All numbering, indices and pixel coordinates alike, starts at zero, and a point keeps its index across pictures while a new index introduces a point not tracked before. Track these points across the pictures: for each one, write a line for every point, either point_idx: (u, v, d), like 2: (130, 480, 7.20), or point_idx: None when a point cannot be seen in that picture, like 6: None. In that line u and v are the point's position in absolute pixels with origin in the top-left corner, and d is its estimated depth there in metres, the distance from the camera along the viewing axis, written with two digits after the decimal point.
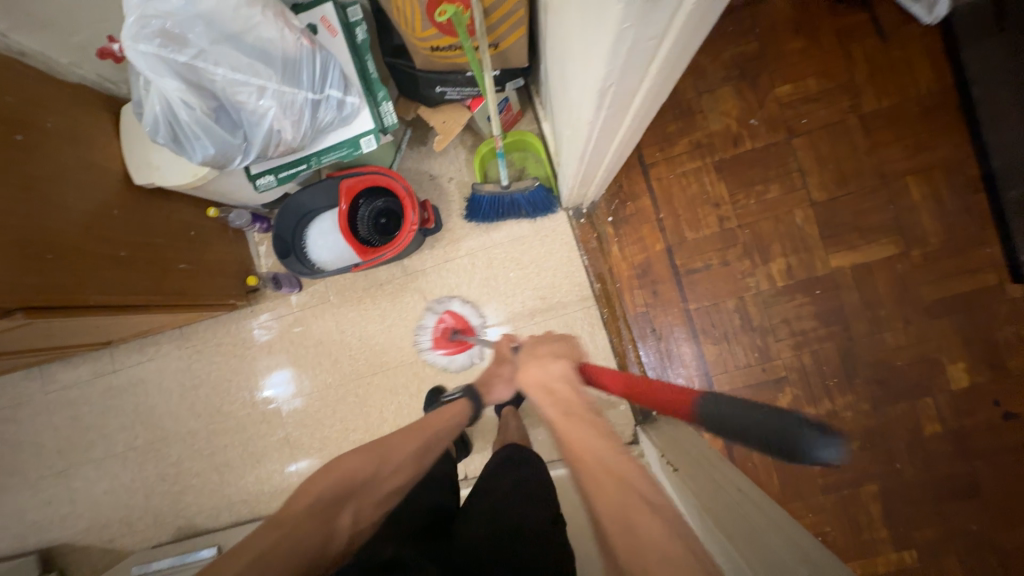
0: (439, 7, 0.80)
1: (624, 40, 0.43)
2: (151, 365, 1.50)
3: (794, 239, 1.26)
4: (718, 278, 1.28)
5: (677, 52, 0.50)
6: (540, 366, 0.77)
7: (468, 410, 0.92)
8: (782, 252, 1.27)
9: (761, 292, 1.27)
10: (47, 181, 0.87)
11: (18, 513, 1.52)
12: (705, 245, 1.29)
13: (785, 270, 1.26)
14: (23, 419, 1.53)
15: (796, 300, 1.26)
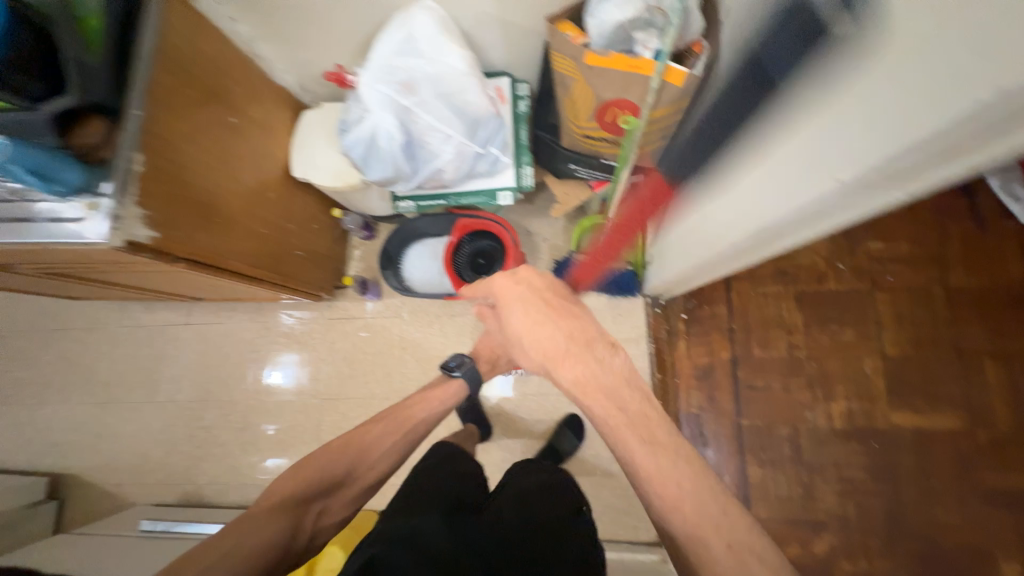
0: (610, 114, 0.95)
1: (829, 195, 0.53)
2: (220, 328, 1.58)
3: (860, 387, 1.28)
4: (777, 402, 1.30)
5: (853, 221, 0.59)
6: (589, 357, 0.79)
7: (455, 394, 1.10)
8: (845, 395, 1.28)
9: (817, 428, 1.28)
10: (237, 157, 1.00)
11: (47, 431, 1.55)
12: (770, 367, 1.32)
13: (846, 415, 1.27)
14: (88, 343, 1.60)
15: (850, 446, 1.26)
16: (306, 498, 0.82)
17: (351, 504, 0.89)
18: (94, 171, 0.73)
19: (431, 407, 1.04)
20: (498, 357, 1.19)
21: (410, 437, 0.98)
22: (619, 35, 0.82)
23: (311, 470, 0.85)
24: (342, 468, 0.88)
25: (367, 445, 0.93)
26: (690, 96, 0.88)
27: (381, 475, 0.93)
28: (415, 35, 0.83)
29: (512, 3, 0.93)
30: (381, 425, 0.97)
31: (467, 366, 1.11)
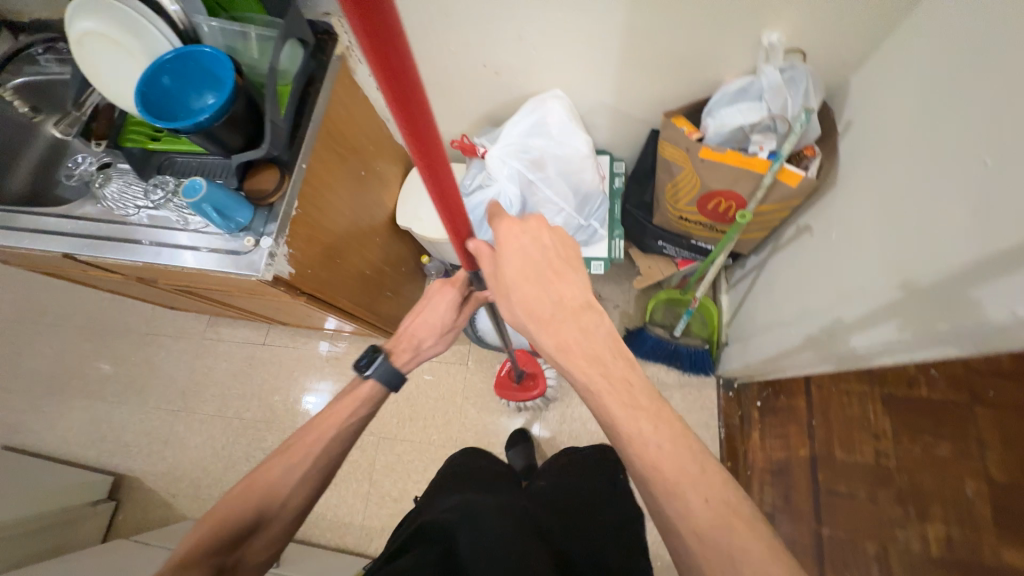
0: (716, 199, 0.99)
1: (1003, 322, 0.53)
2: (294, 352, 1.65)
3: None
4: (864, 514, 1.02)
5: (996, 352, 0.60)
6: (573, 328, 0.58)
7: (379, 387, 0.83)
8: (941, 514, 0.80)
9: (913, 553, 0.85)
10: (359, 205, 1.10)
11: (122, 431, 1.64)
12: (854, 473, 1.02)
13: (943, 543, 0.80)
14: (174, 351, 1.71)
15: None
16: (225, 545, 0.69)
17: (276, 542, 0.73)
18: (259, 211, 0.82)
19: (344, 422, 0.78)
20: (423, 340, 0.89)
21: (326, 459, 0.76)
22: (736, 135, 0.88)
23: (223, 516, 0.70)
24: (250, 515, 0.71)
25: (274, 487, 0.73)
26: (802, 196, 0.90)
27: (303, 508, 0.74)
28: (546, 119, 0.91)
29: (632, 96, 1.01)
30: (283, 458, 0.74)
31: (379, 363, 0.83)
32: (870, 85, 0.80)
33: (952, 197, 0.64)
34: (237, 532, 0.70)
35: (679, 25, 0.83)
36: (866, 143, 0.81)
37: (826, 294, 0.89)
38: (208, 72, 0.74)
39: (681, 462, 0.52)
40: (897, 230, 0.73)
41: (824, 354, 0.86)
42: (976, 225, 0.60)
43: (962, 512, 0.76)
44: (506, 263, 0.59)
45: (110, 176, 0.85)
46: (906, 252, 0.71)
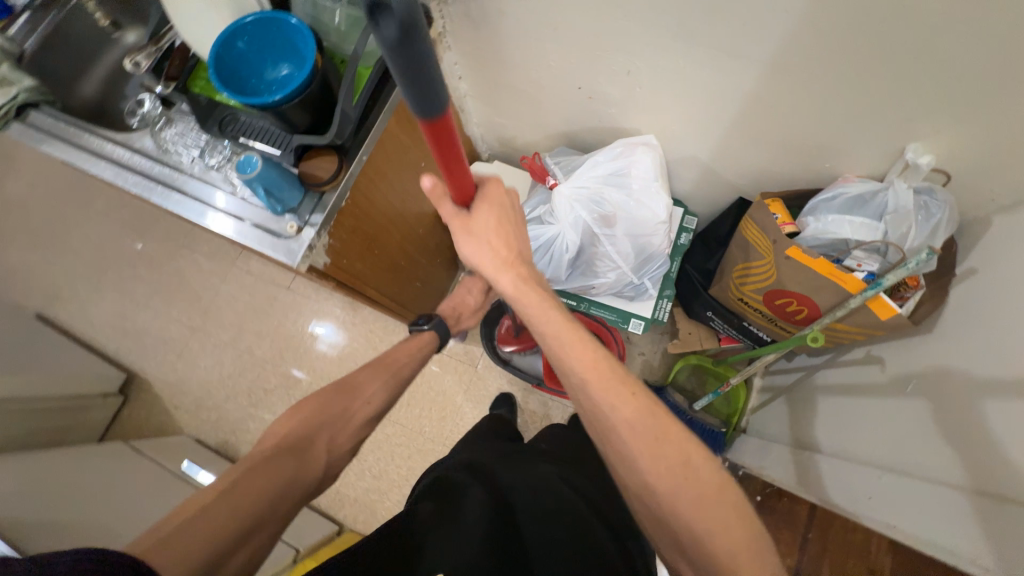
0: (785, 300, 0.90)
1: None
2: (314, 304, 1.65)
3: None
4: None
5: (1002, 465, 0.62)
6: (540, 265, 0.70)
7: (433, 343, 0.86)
8: None
9: None
10: (411, 197, 1.05)
11: (142, 332, 1.71)
12: None
13: None
14: (205, 270, 1.74)
15: None
16: (314, 430, 0.63)
17: (361, 434, 0.68)
18: (308, 195, 0.78)
19: (412, 354, 0.81)
20: (462, 313, 0.97)
21: (403, 374, 0.76)
22: (835, 244, 0.79)
23: (316, 404, 0.66)
24: (340, 404, 0.67)
25: (359, 380, 0.71)
26: (887, 331, 0.80)
27: (383, 407, 0.71)
28: (630, 169, 0.82)
29: (731, 160, 0.90)
30: (373, 367, 0.74)
31: (437, 322, 0.88)
32: (1010, 237, 0.68)
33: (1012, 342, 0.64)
34: (331, 418, 0.65)
35: (812, 108, 0.71)
36: (982, 302, 0.70)
37: (881, 447, 0.80)
38: (290, 44, 0.69)
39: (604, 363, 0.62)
40: (987, 426, 0.64)
41: (869, 508, 0.77)
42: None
43: None
44: (479, 211, 0.67)
45: (172, 120, 0.83)
46: (993, 456, 0.62)
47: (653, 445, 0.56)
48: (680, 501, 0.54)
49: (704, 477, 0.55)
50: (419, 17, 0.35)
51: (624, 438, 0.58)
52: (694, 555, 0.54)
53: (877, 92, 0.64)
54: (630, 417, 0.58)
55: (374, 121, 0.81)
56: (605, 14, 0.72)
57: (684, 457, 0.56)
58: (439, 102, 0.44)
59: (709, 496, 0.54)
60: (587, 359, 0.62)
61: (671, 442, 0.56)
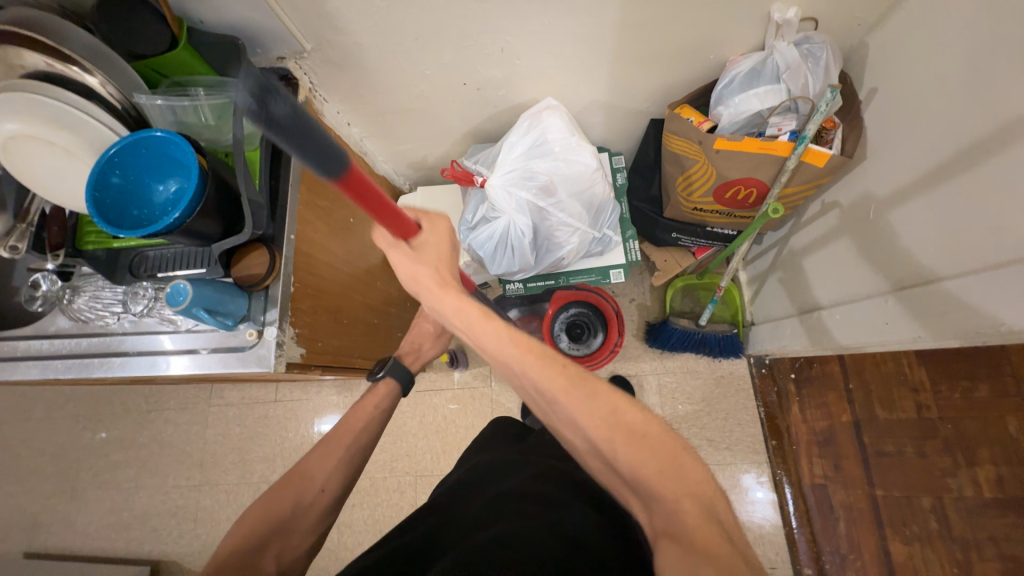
0: (734, 189, 0.93)
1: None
2: (310, 403, 1.56)
3: (1007, 448, 1.04)
4: (912, 470, 1.11)
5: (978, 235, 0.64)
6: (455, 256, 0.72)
7: (394, 391, 0.88)
8: (991, 459, 1.05)
9: (964, 499, 1.05)
10: (355, 256, 1.02)
11: (146, 515, 1.57)
12: (898, 429, 1.14)
13: (996, 483, 1.04)
14: (182, 424, 1.62)
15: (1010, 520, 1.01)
16: (265, 537, 0.66)
17: (319, 527, 0.70)
18: (255, 296, 0.74)
19: (370, 415, 0.83)
20: (422, 345, 0.98)
21: (358, 445, 0.79)
22: (752, 120, 0.82)
23: (262, 512, 0.68)
24: (290, 501, 0.70)
25: (306, 469, 0.74)
26: (829, 176, 0.85)
27: (340, 492, 0.74)
28: (546, 137, 0.84)
29: (628, 89, 0.92)
30: (321, 449, 0.76)
31: (392, 364, 0.90)
32: (893, 48, 0.74)
33: (940, 124, 0.68)
34: (278, 521, 0.68)
35: (676, 10, 0.74)
36: (895, 113, 0.75)
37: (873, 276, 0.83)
38: (163, 158, 0.64)
39: (530, 342, 0.63)
40: (948, 218, 0.68)
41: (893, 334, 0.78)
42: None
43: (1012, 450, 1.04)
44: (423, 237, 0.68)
45: (78, 287, 0.76)
46: (972, 232, 0.65)
47: (588, 405, 0.58)
48: (616, 454, 0.56)
49: (631, 419, 0.58)
50: (301, 108, 0.40)
51: (564, 403, 0.59)
52: (636, 484, 0.55)
53: None
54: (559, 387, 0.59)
55: (286, 197, 0.77)
56: (457, 6, 0.72)
57: (610, 408, 0.58)
58: (338, 164, 0.46)
59: (643, 431, 0.57)
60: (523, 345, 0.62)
61: (599, 395, 0.59)
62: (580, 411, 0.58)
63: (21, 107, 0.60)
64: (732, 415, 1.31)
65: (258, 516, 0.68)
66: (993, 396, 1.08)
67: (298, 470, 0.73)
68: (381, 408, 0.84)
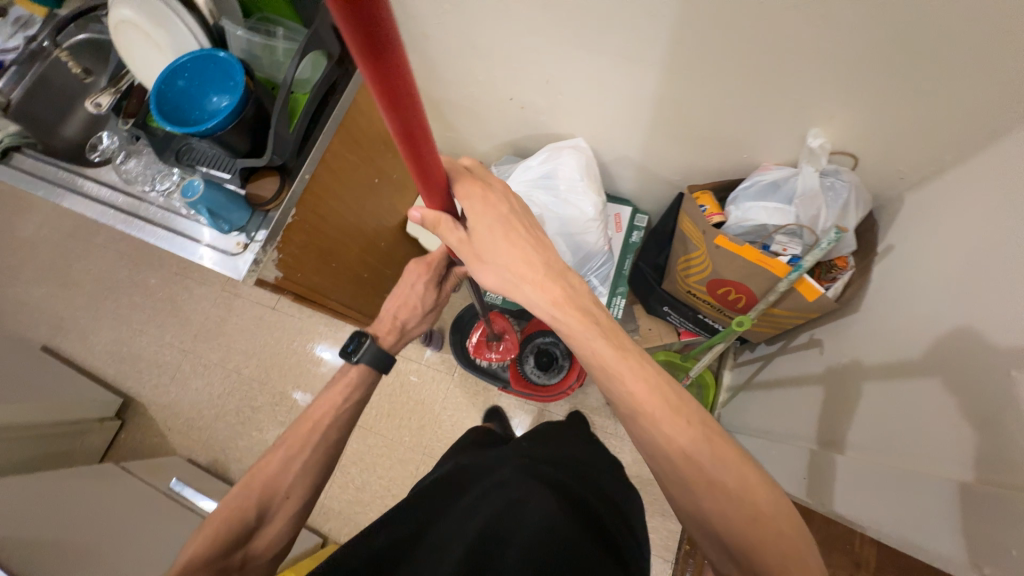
0: (724, 289, 0.91)
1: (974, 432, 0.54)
2: (299, 323, 1.70)
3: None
4: None
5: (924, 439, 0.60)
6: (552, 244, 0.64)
7: (371, 374, 0.79)
8: None
9: None
10: (368, 212, 1.11)
11: (139, 357, 1.78)
12: None
13: None
14: (196, 295, 1.82)
15: None
16: (228, 546, 0.62)
17: (288, 532, 0.68)
18: (255, 214, 0.83)
19: (339, 408, 0.74)
20: (408, 320, 0.86)
21: (327, 443, 0.72)
22: (757, 231, 0.81)
23: (224, 517, 0.64)
24: (253, 508, 0.65)
25: (271, 474, 0.68)
26: (818, 312, 0.82)
27: (307, 496, 0.69)
28: (556, 172, 0.89)
29: (661, 157, 0.93)
30: (284, 449, 0.70)
31: (366, 348, 0.78)
32: (925, 214, 0.70)
33: (935, 308, 0.64)
34: (242, 531, 0.64)
35: (718, 102, 0.74)
36: (902, 279, 0.72)
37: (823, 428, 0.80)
38: (221, 77, 0.74)
39: (662, 394, 0.55)
40: (899, 407, 0.66)
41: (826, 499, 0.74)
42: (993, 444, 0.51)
43: None
44: (489, 210, 0.59)
45: (130, 153, 0.90)
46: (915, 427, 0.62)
47: (714, 474, 0.51)
48: (728, 518, 0.50)
49: (759, 500, 0.50)
50: None
51: (680, 471, 0.53)
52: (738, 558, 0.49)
53: (771, 83, 0.66)
54: (685, 446, 0.53)
55: (315, 142, 0.86)
56: (515, 31, 0.77)
57: (744, 486, 0.51)
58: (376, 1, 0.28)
59: (766, 511, 0.50)
60: (643, 388, 0.55)
61: (736, 468, 0.51)
62: (700, 468, 0.52)
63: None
64: (659, 504, 1.31)
65: (223, 515, 0.64)
66: None
67: (265, 470, 0.68)
68: (357, 390, 0.77)
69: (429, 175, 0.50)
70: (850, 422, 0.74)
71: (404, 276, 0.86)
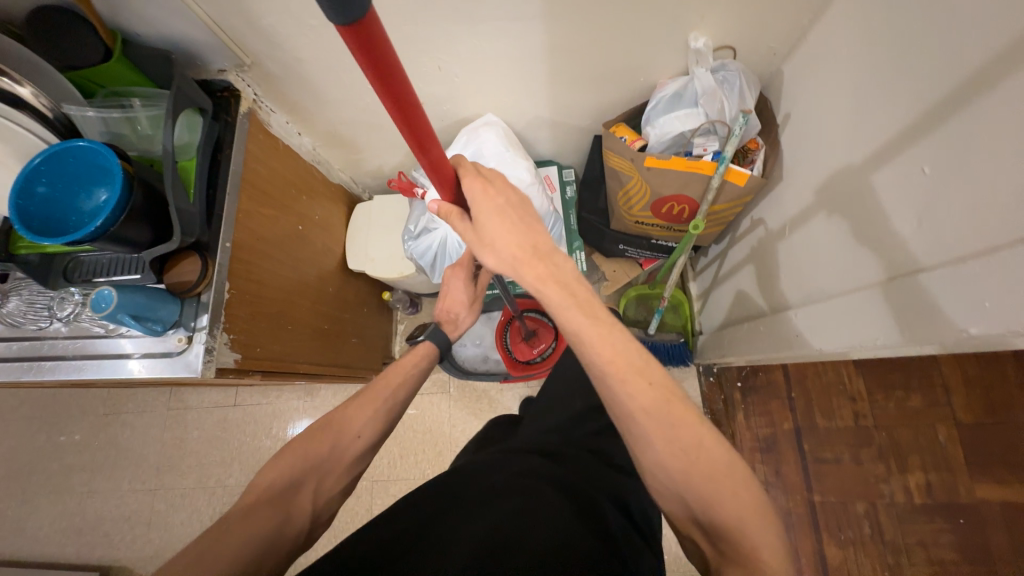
0: (668, 205, 0.97)
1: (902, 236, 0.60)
2: (269, 408, 1.56)
3: (934, 455, 0.99)
4: (848, 477, 1.08)
5: (868, 257, 0.67)
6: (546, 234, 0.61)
7: (431, 355, 0.79)
8: (919, 465, 1.00)
9: (895, 503, 1.01)
10: (303, 262, 1.03)
11: (99, 519, 1.55)
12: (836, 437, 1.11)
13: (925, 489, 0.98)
14: (140, 427, 1.61)
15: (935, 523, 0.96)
16: (297, 480, 0.59)
17: (349, 478, 0.64)
18: (187, 303, 0.75)
19: (409, 372, 0.74)
20: (459, 313, 0.88)
21: (396, 400, 0.70)
22: (677, 141, 0.87)
23: (299, 453, 0.61)
24: (326, 444, 0.63)
25: (342, 416, 0.66)
26: (751, 194, 0.90)
27: (373, 443, 0.67)
28: (482, 150, 0.92)
29: (568, 107, 0.96)
30: (358, 396, 0.69)
31: (434, 331, 0.82)
32: (801, 76, 0.79)
33: (837, 145, 0.73)
34: (313, 463, 0.61)
35: (599, 36, 0.77)
36: (805, 137, 0.80)
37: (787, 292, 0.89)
38: (90, 169, 0.65)
39: (628, 358, 0.57)
40: (836, 242, 0.74)
41: (798, 347, 0.82)
42: (916, 238, 0.58)
43: (941, 460, 0.98)
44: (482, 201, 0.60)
45: (8, 292, 0.76)
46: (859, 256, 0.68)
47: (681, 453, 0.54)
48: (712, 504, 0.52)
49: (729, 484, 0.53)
50: None
51: (648, 437, 0.55)
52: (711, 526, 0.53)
53: (640, 2, 0.71)
54: (648, 411, 0.55)
55: (224, 206, 0.78)
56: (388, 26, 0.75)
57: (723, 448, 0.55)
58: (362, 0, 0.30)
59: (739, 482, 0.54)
60: (618, 364, 0.56)
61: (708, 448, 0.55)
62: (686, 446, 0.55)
63: None
64: None
65: (290, 459, 0.61)
66: (924, 406, 1.02)
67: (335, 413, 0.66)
68: (417, 364, 0.76)
69: (438, 173, 0.54)
70: (808, 276, 0.82)
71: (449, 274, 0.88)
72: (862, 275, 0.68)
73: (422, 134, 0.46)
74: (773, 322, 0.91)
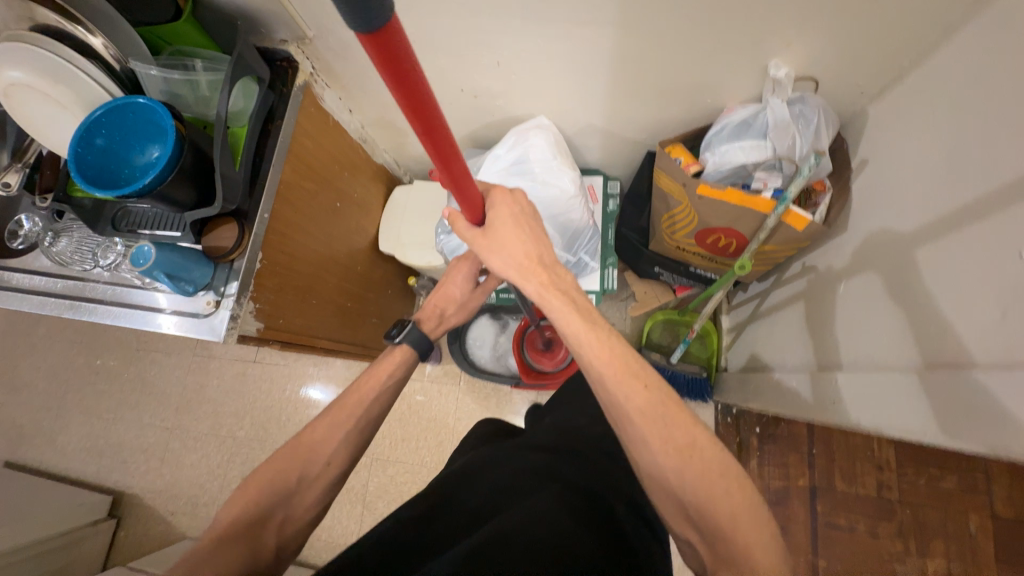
0: (714, 236, 0.92)
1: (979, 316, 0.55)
2: (286, 369, 1.61)
3: (962, 544, 0.95)
4: (860, 550, 1.01)
5: (932, 329, 0.61)
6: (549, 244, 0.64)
7: (410, 359, 0.77)
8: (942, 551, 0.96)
9: None
10: (336, 238, 1.04)
11: (120, 446, 1.64)
12: (853, 505, 1.05)
13: None
14: (167, 366, 1.69)
15: None
16: (264, 511, 0.61)
17: (321, 503, 0.65)
18: (219, 267, 0.77)
19: (382, 385, 0.73)
20: (446, 308, 0.86)
21: (369, 415, 0.70)
22: (737, 172, 0.82)
23: (264, 480, 0.62)
24: (293, 472, 0.63)
25: (310, 441, 0.66)
26: (809, 239, 0.84)
27: (346, 466, 0.67)
28: (527, 154, 0.89)
29: (625, 119, 0.91)
30: (331, 417, 0.68)
31: (411, 330, 0.79)
32: (888, 121, 0.72)
33: (917, 204, 0.66)
34: (281, 491, 0.62)
35: (672, 52, 0.73)
36: (880, 187, 0.73)
37: (830, 350, 0.82)
38: (146, 126, 0.67)
39: (625, 360, 0.58)
40: (898, 309, 0.67)
41: (836, 413, 0.76)
42: (996, 327, 0.52)
43: (968, 551, 0.94)
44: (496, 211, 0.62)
45: (60, 231, 0.80)
46: (924, 330, 0.62)
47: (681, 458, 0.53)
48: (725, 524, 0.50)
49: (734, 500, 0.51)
50: None
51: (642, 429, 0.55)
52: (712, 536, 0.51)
53: (723, 21, 0.65)
54: (642, 410, 0.55)
55: (267, 176, 0.79)
56: (454, 16, 0.72)
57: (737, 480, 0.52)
58: (387, 11, 0.28)
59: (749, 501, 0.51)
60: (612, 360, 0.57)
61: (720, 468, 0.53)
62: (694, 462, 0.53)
63: (19, 57, 0.63)
64: None
65: (262, 480, 0.62)
66: (959, 489, 0.98)
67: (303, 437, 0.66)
68: (394, 373, 0.74)
69: (461, 189, 0.53)
70: (858, 336, 0.75)
71: (451, 268, 0.87)
72: (924, 351, 0.61)
73: (443, 146, 0.44)
74: (812, 378, 0.84)
